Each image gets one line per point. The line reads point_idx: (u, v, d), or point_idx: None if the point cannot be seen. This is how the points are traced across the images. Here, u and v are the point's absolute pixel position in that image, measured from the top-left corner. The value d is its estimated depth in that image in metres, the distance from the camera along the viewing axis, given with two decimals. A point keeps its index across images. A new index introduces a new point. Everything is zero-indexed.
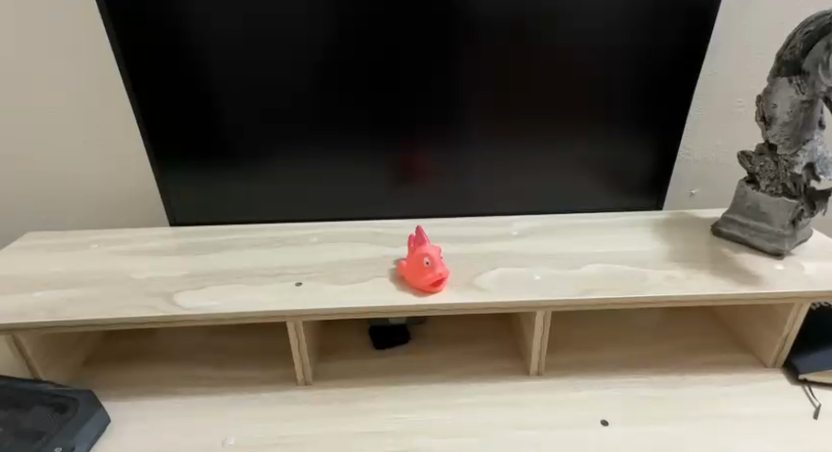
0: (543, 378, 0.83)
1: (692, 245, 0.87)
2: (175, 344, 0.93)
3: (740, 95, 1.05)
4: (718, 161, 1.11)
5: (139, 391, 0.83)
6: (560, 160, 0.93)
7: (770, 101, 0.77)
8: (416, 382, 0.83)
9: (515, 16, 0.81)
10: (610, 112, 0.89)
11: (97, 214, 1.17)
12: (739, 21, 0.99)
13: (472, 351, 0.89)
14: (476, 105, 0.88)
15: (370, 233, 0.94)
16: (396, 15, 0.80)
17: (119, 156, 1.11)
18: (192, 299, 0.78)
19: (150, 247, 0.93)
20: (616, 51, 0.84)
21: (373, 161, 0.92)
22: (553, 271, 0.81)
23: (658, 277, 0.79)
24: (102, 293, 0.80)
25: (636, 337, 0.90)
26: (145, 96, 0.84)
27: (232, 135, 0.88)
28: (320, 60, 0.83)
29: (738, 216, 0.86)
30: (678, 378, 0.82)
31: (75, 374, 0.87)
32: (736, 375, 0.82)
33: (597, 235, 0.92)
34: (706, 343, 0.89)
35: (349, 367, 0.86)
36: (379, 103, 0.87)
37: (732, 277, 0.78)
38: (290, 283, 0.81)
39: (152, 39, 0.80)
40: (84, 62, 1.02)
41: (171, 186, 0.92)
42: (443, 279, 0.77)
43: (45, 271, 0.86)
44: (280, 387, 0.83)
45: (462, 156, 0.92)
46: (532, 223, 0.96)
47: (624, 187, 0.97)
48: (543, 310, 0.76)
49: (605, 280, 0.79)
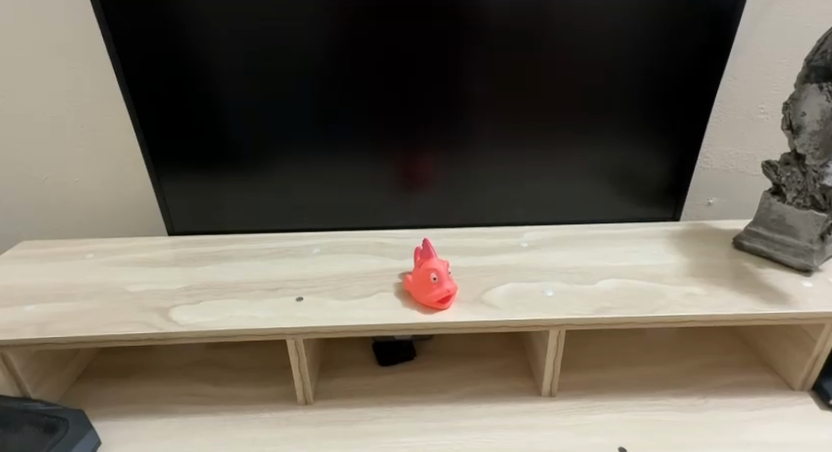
0: (555, 399, 0.79)
1: (712, 259, 0.83)
2: (173, 357, 0.89)
3: (762, 101, 1.00)
4: (737, 169, 1.06)
5: (133, 409, 0.80)
6: (570, 165, 0.89)
7: (797, 108, 0.73)
8: (421, 401, 0.80)
9: (524, 15, 0.77)
10: (624, 114, 0.85)
11: (94, 219, 1.14)
12: (761, 24, 0.94)
13: (480, 368, 0.85)
14: (483, 107, 0.84)
15: (375, 244, 0.91)
16: (399, 11, 0.76)
17: (119, 161, 1.08)
18: (187, 314, 0.75)
19: (147, 257, 0.89)
20: (631, 51, 0.80)
21: (375, 166, 0.88)
22: (565, 287, 0.78)
23: (677, 294, 0.75)
24: (95, 307, 0.77)
25: (652, 354, 0.86)
26: (139, 97, 0.81)
27: (230, 139, 0.85)
28: (321, 61, 0.79)
29: (762, 228, 0.82)
30: (699, 401, 0.77)
31: (67, 390, 0.83)
32: (761, 398, 0.77)
33: (611, 248, 0.88)
34: (725, 361, 0.85)
35: (352, 384, 0.83)
36: (379, 103, 0.83)
37: (756, 295, 0.73)
38: (290, 298, 0.78)
39: (147, 40, 0.77)
40: (78, 63, 0.99)
41: (169, 192, 0.89)
42: (450, 296, 0.73)
43: (38, 283, 0.83)
44: (280, 406, 0.80)
45: (468, 160, 0.88)
46: (542, 234, 0.93)
47: (637, 195, 0.93)
48: (555, 329, 0.73)
49: (620, 297, 0.75)
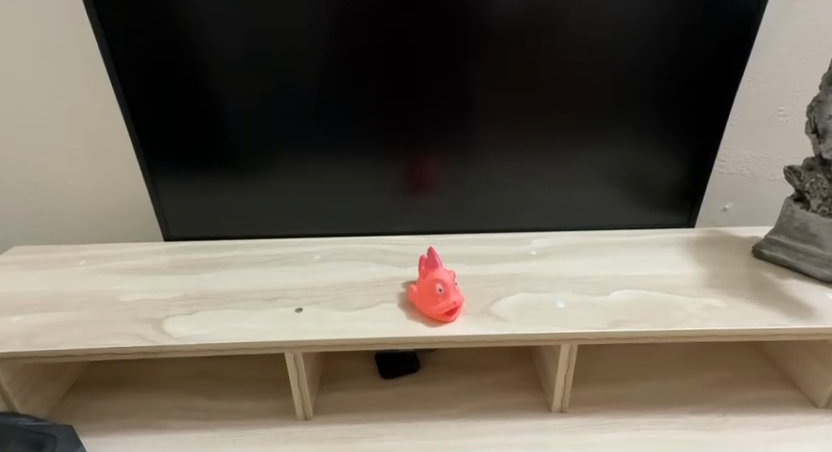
0: (566, 416, 0.75)
1: (730, 269, 0.79)
2: (168, 369, 0.86)
3: (781, 102, 0.96)
4: (754, 173, 1.02)
5: (125, 424, 0.76)
6: (581, 169, 0.86)
7: (823, 112, 0.69)
8: (425, 417, 0.76)
9: (533, 13, 0.73)
10: (638, 116, 0.81)
11: (89, 224, 1.11)
12: (783, 22, 0.90)
13: (487, 382, 0.81)
14: (489, 108, 0.80)
15: (377, 251, 0.87)
16: (404, 8, 0.72)
17: (113, 164, 1.05)
18: (181, 326, 0.72)
19: (141, 265, 0.86)
20: (647, 50, 0.76)
21: (378, 169, 0.85)
22: (577, 298, 0.74)
23: (695, 307, 0.71)
24: (86, 318, 0.73)
25: (666, 367, 0.82)
26: (133, 98, 0.77)
27: (227, 141, 0.81)
28: (322, 61, 0.76)
29: (783, 236, 0.78)
30: (718, 419, 0.74)
31: (58, 404, 0.80)
32: (783, 416, 0.74)
33: (624, 256, 0.84)
34: (744, 376, 0.81)
35: (353, 399, 0.79)
36: (381, 102, 0.79)
37: (780, 308, 0.70)
38: (289, 309, 0.74)
39: (140, 38, 0.73)
40: (71, 63, 0.95)
41: (165, 196, 0.86)
42: (457, 309, 0.70)
43: (27, 293, 0.79)
44: (278, 421, 0.76)
45: (475, 164, 0.84)
46: (551, 240, 0.89)
47: (650, 201, 0.89)
48: (567, 344, 0.69)
49: (635, 309, 0.71)
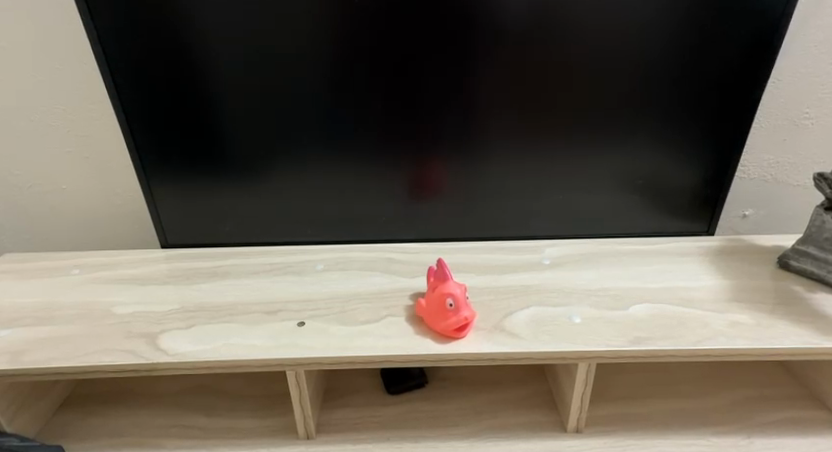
0: (581, 437, 0.71)
1: (755, 281, 0.76)
2: (163, 384, 0.82)
3: (807, 105, 0.92)
4: (776, 178, 0.99)
5: (117, 444, 0.73)
6: (594, 173, 0.82)
7: None
8: (433, 437, 0.72)
9: (546, 14, 0.69)
10: (657, 120, 0.77)
11: (84, 229, 1.07)
12: (811, 21, 0.86)
13: (498, 399, 0.78)
14: (499, 113, 0.76)
15: (383, 260, 0.83)
16: (410, 5, 0.69)
17: (108, 167, 1.01)
18: (177, 342, 0.68)
19: (137, 274, 0.82)
20: (669, 51, 0.72)
21: (382, 176, 0.81)
22: (594, 313, 0.70)
23: (720, 323, 0.67)
24: (77, 333, 0.70)
25: (685, 385, 0.79)
26: (130, 102, 0.74)
27: (224, 144, 0.77)
28: (326, 64, 0.72)
29: (813, 247, 0.74)
30: (744, 441, 0.70)
31: (48, 423, 0.76)
32: (812, 438, 0.70)
33: (642, 266, 0.80)
34: (769, 395, 0.77)
35: (357, 416, 0.76)
36: (386, 104, 0.75)
37: (811, 325, 0.66)
38: (290, 323, 0.70)
39: (135, 37, 0.69)
40: (64, 64, 0.92)
41: (162, 202, 0.82)
42: (467, 325, 0.66)
43: (17, 305, 0.76)
44: (278, 441, 0.72)
45: (483, 169, 0.81)
46: (564, 249, 0.85)
47: (666, 208, 0.85)
48: (585, 362, 0.65)
49: (656, 325, 0.67)
